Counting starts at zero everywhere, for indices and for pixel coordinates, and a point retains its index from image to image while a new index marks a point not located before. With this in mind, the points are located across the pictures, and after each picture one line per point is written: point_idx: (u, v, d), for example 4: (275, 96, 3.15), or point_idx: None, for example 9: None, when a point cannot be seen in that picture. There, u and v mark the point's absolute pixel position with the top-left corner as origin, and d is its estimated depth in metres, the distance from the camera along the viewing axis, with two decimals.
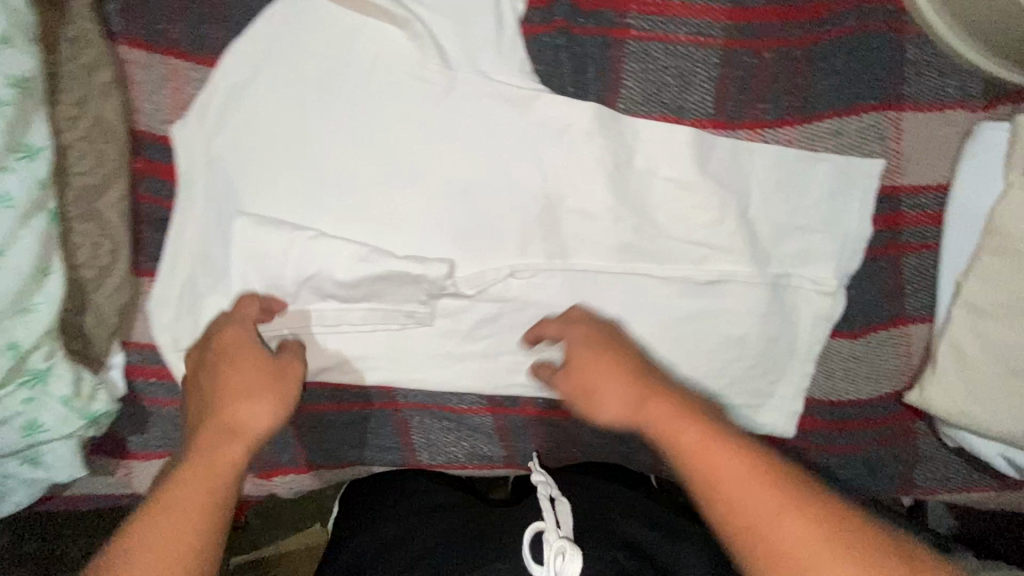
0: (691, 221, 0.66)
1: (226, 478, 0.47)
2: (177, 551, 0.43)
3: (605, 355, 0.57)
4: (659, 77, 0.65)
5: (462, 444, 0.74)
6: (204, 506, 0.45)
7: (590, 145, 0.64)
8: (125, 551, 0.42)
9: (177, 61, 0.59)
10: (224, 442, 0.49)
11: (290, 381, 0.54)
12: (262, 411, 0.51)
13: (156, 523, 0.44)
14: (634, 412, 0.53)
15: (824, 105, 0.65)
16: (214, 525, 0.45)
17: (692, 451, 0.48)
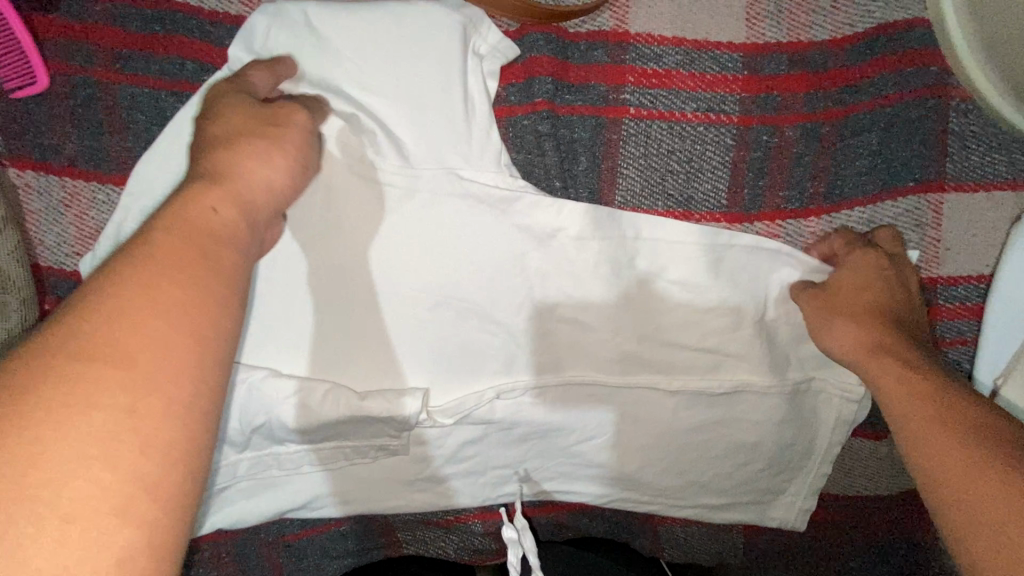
0: (701, 327, 0.57)
1: (216, 233, 0.35)
2: (179, 311, 0.31)
3: (844, 281, 0.53)
4: (663, 163, 0.55)
5: (452, 547, 0.69)
6: (209, 294, 0.33)
7: (582, 246, 0.55)
8: (109, 306, 0.30)
9: (77, 182, 0.49)
10: (207, 188, 0.38)
11: (299, 129, 0.44)
12: (261, 163, 0.41)
13: (159, 266, 0.32)
14: (868, 353, 0.50)
15: (855, 189, 0.56)
16: (227, 336, 0.33)
17: (881, 368, 0.49)
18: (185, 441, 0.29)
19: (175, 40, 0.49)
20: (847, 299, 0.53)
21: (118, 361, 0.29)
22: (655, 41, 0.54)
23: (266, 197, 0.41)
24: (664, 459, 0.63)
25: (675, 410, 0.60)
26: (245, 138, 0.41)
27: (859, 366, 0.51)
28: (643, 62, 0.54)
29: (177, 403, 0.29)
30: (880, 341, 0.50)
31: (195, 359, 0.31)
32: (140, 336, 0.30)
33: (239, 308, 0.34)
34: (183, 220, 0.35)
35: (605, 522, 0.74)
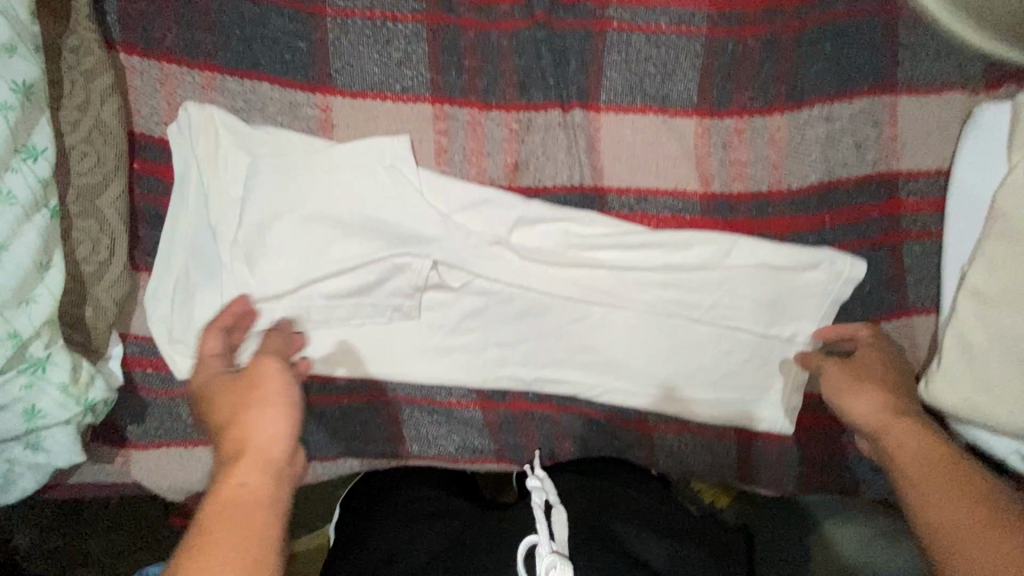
0: (674, 211, 0.66)
1: (252, 514, 0.43)
2: (217, 560, 0.40)
3: (857, 373, 0.61)
4: (642, 68, 0.64)
5: (453, 438, 0.73)
6: (251, 550, 0.41)
7: (572, 136, 0.65)
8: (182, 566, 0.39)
9: (170, 66, 0.62)
10: (224, 465, 0.46)
11: (279, 378, 0.51)
12: (255, 421, 0.49)
13: (200, 538, 0.41)
14: (883, 418, 0.57)
15: (814, 90, 0.64)
16: (260, 540, 0.41)
17: (895, 434, 0.55)
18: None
19: None
20: (862, 373, 0.61)
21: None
22: None
23: (279, 445, 0.48)
24: (651, 343, 0.69)
25: (658, 294, 0.66)
26: (248, 410, 0.49)
27: (874, 430, 0.57)
28: None
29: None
30: (897, 414, 0.56)
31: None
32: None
33: (262, 525, 0.42)
34: (217, 502, 0.43)
35: (599, 431, 0.74)
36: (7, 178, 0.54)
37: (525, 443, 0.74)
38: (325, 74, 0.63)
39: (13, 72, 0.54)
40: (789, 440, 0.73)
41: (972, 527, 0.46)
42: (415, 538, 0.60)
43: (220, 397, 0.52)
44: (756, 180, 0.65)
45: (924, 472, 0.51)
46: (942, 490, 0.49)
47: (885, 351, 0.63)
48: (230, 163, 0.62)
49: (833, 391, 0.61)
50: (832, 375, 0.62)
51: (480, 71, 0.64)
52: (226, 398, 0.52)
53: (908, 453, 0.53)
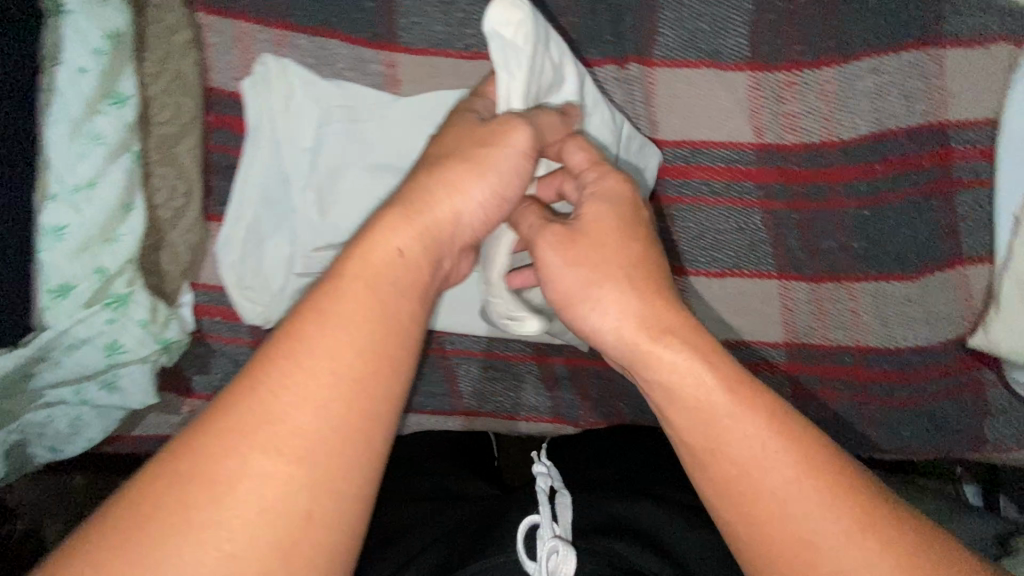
0: (727, 162, 0.68)
1: (400, 289, 0.41)
2: (342, 341, 0.38)
3: (590, 267, 0.48)
4: (695, 24, 0.66)
5: (508, 393, 0.74)
6: (381, 334, 0.39)
7: (626, 90, 0.67)
8: (307, 319, 0.38)
9: (244, 24, 0.64)
10: (397, 224, 0.42)
11: (515, 154, 0.47)
12: (454, 195, 0.45)
13: (346, 307, 0.39)
14: (652, 340, 0.45)
15: (861, 43, 0.66)
16: (394, 338, 0.39)
17: (683, 382, 0.44)
18: (346, 454, 0.37)
19: None
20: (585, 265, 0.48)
21: (292, 419, 0.36)
22: None
23: (451, 232, 0.45)
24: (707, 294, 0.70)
25: (713, 242, 0.69)
26: (450, 176, 0.46)
27: (644, 359, 0.46)
28: None
29: (352, 418, 0.37)
30: (656, 340, 0.45)
31: (362, 357, 0.38)
32: (275, 413, 0.36)
33: (402, 315, 0.40)
34: (369, 257, 0.41)
35: None
36: (95, 120, 0.56)
37: (578, 399, 0.74)
38: (392, 31, 0.66)
39: (103, 20, 0.56)
40: (849, 396, 0.71)
41: (766, 485, 0.42)
42: (422, 521, 0.59)
43: (434, 152, 0.48)
44: (807, 131, 0.67)
45: (688, 440, 0.44)
46: (741, 484, 0.42)
47: (612, 198, 0.50)
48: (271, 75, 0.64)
49: (576, 302, 0.48)
50: (557, 286, 0.49)
51: None
52: (445, 152, 0.48)
53: (690, 422, 0.44)
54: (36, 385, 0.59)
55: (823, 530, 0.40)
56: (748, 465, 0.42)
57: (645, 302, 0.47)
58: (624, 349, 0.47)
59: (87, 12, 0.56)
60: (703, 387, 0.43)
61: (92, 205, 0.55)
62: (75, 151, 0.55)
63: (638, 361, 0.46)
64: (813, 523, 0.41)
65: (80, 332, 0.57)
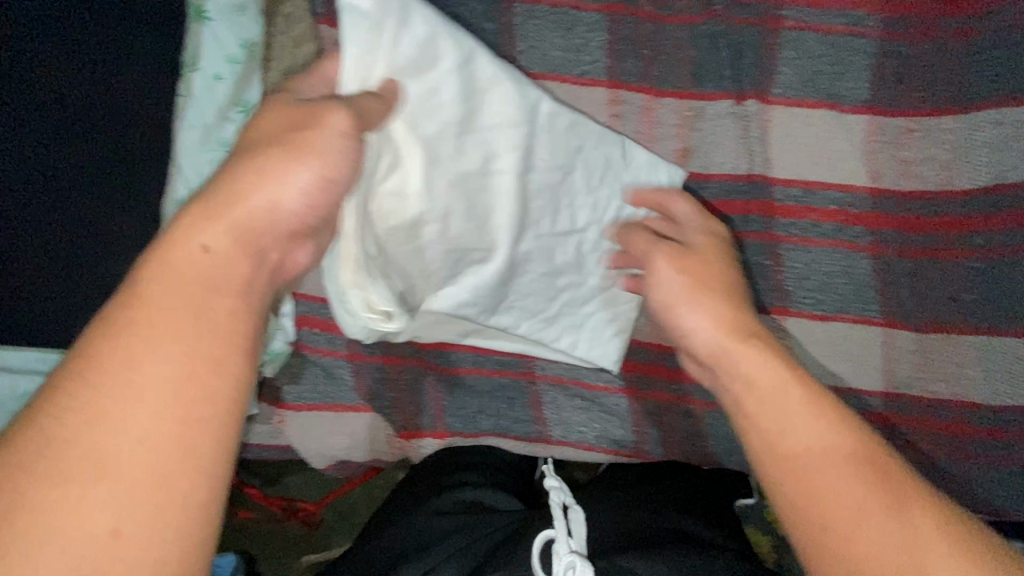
0: (840, 203, 0.67)
1: (202, 291, 0.36)
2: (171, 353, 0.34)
3: (693, 281, 0.55)
4: (815, 65, 0.66)
5: (594, 425, 0.72)
6: (200, 348, 0.35)
7: (741, 126, 0.67)
8: (93, 345, 0.34)
9: None
10: (204, 222, 0.38)
11: (334, 134, 0.43)
12: (268, 187, 0.40)
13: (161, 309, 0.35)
14: (734, 338, 0.50)
15: (988, 93, 0.64)
16: (231, 344, 0.36)
17: (757, 379, 0.48)
18: (198, 479, 0.34)
19: None
20: (703, 272, 0.56)
21: (90, 437, 0.32)
22: None
23: (267, 220, 0.40)
24: (807, 337, 0.68)
25: (820, 283, 0.67)
26: (260, 162, 0.41)
27: (727, 351, 0.50)
28: None
29: (168, 435, 0.33)
30: (743, 340, 0.50)
31: (167, 375, 0.34)
32: (97, 432, 0.32)
33: (226, 323, 0.36)
34: (166, 263, 0.36)
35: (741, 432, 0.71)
36: (222, 127, 0.56)
37: (665, 436, 0.72)
38: (510, 55, 0.66)
39: (241, 29, 0.57)
40: (948, 454, 0.67)
41: (841, 482, 0.42)
42: (445, 533, 0.61)
43: (238, 145, 0.43)
44: (924, 178, 0.66)
45: (759, 437, 0.46)
46: (812, 481, 0.42)
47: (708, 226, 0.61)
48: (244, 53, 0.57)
49: (677, 303, 0.55)
50: (660, 291, 0.56)
51: (655, 60, 0.67)
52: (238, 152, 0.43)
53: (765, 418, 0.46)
54: None
55: (902, 534, 0.40)
56: (821, 463, 0.43)
57: (728, 310, 0.53)
58: (712, 344, 0.52)
59: (226, 21, 0.56)
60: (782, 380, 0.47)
61: None
62: (207, 157, 0.56)
63: (721, 357, 0.51)
64: (893, 526, 0.40)
65: None
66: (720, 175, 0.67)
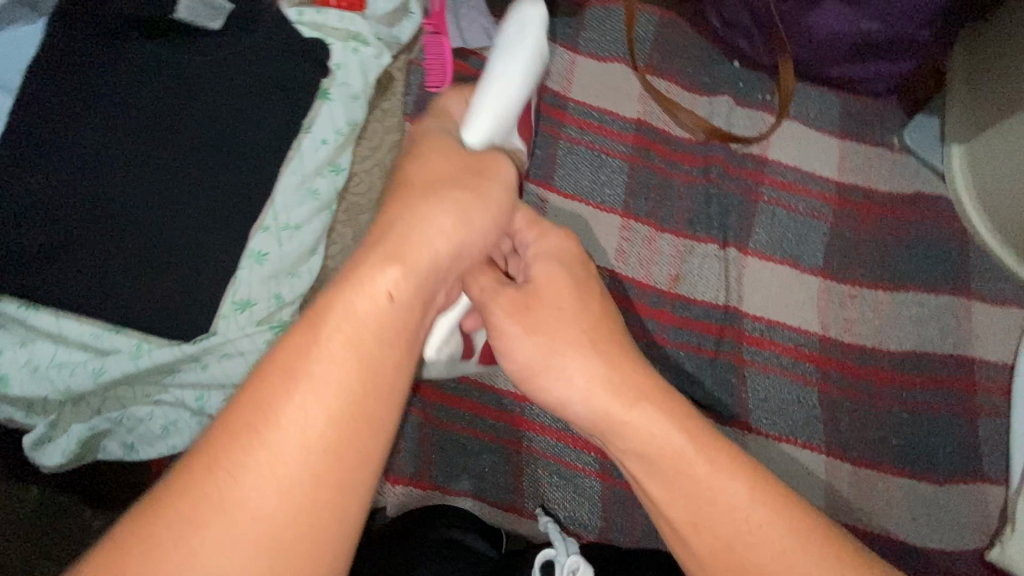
0: (796, 341, 0.80)
1: (385, 335, 0.43)
2: (344, 382, 0.40)
3: (540, 322, 0.53)
4: (783, 232, 0.84)
5: (566, 503, 0.76)
6: (370, 388, 0.41)
7: (723, 266, 0.82)
8: (285, 371, 0.40)
9: None
10: (387, 266, 0.44)
11: (495, 194, 0.52)
12: (444, 232, 0.47)
13: (346, 329, 0.42)
14: (623, 407, 0.49)
15: (909, 280, 0.83)
16: (380, 383, 0.42)
17: (661, 463, 0.48)
18: (339, 503, 0.38)
19: None
20: (550, 301, 0.54)
21: (269, 450, 0.37)
22: (785, 165, 0.87)
23: (436, 266, 0.47)
24: (765, 453, 0.77)
25: (776, 407, 0.78)
26: (421, 204, 0.48)
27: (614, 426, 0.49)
28: (775, 175, 0.87)
29: (323, 442, 0.38)
30: (628, 407, 0.49)
31: (340, 409, 0.39)
32: (265, 451, 0.37)
33: (388, 365, 0.42)
34: (356, 301, 0.42)
35: None
36: (316, 180, 0.69)
37: (629, 528, 0.77)
38: (550, 175, 0.83)
39: (351, 112, 0.72)
40: None
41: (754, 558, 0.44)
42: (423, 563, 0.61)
43: (408, 182, 0.51)
44: (863, 335, 0.81)
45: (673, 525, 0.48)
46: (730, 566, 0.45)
47: (560, 259, 0.56)
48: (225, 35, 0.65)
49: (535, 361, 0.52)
50: (518, 356, 0.53)
51: (661, 203, 0.84)
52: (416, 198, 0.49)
53: (683, 511, 0.47)
54: (174, 380, 0.65)
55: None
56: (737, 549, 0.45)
57: (604, 362, 0.50)
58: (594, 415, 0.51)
59: (341, 103, 0.71)
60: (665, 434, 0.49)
61: (292, 243, 0.67)
62: (295, 200, 0.68)
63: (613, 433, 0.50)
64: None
65: (240, 344, 0.64)
66: (703, 299, 0.81)
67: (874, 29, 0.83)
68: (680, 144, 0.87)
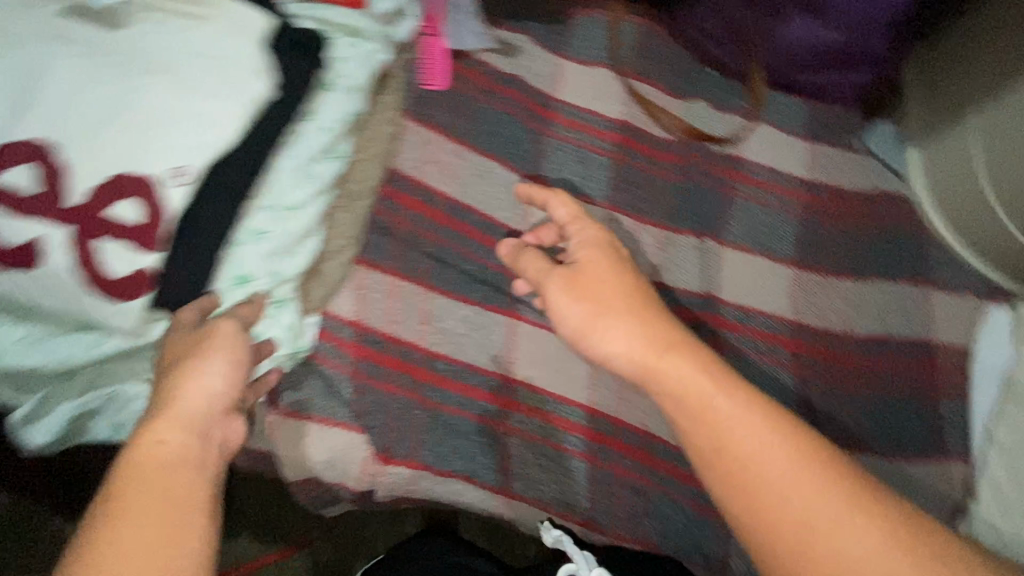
0: (769, 325, 0.85)
1: (184, 474, 0.51)
2: (148, 519, 0.47)
3: (572, 292, 0.63)
4: (757, 226, 0.89)
5: (554, 485, 0.78)
6: (176, 510, 0.49)
7: (700, 257, 0.87)
8: (107, 526, 0.46)
9: (433, 132, 0.84)
10: (163, 423, 0.53)
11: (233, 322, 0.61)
12: (205, 365, 0.57)
13: (139, 480, 0.49)
14: (657, 355, 0.58)
15: (873, 272, 0.89)
16: (181, 490, 0.50)
17: (708, 421, 0.55)
18: None
19: (508, 91, 0.90)
20: (591, 275, 0.64)
21: None
22: (757, 164, 0.93)
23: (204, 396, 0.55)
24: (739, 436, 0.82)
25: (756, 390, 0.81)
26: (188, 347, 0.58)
27: (653, 371, 0.58)
28: (748, 173, 0.92)
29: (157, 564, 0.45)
30: (705, 367, 0.57)
31: (159, 537, 0.47)
32: None
33: (165, 476, 0.50)
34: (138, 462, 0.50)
35: (683, 516, 0.80)
36: (318, 164, 0.71)
37: (615, 509, 0.79)
38: (537, 170, 0.88)
39: (352, 103, 0.75)
40: None
41: (813, 510, 0.50)
42: None
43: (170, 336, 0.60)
44: (832, 321, 0.86)
45: (723, 483, 0.53)
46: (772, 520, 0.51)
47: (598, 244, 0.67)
48: (254, 28, 0.65)
49: (591, 328, 0.61)
50: (570, 321, 0.63)
51: (645, 197, 0.89)
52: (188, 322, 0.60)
53: (739, 466, 0.52)
54: None
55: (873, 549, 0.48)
56: (783, 491, 0.51)
57: (643, 327, 0.60)
58: (637, 367, 0.59)
59: (343, 93, 0.73)
60: (705, 394, 0.55)
61: (291, 224, 0.68)
62: (293, 182, 0.68)
63: (650, 373, 0.58)
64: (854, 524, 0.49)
65: None
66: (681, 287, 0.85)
67: (837, 38, 0.93)
68: (660, 144, 0.92)
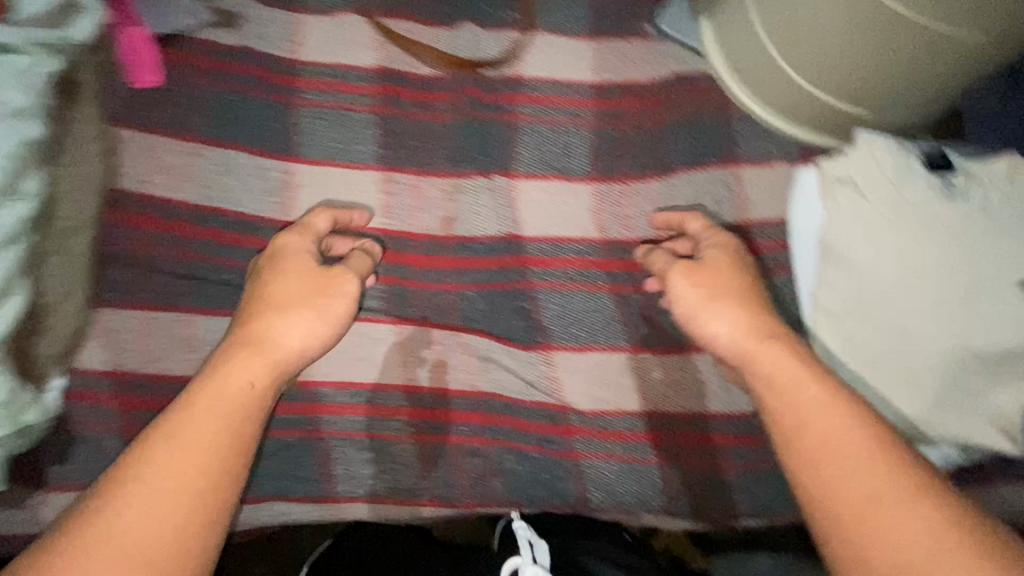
0: (571, 251, 0.80)
1: (253, 413, 0.55)
2: (185, 452, 0.51)
3: (707, 289, 0.66)
4: (548, 147, 0.82)
5: (385, 476, 0.74)
6: (230, 457, 0.52)
7: (492, 196, 0.80)
8: (150, 446, 0.50)
9: (156, 136, 0.75)
10: (248, 358, 0.58)
11: (343, 299, 0.65)
12: (306, 331, 0.62)
13: (196, 402, 0.53)
14: (758, 340, 0.61)
15: (678, 164, 0.83)
16: (236, 442, 0.53)
17: (787, 402, 0.57)
18: (194, 549, 0.48)
19: (235, 64, 0.79)
20: (728, 275, 0.67)
21: (131, 513, 0.47)
22: (538, 79, 0.85)
23: (292, 356, 0.61)
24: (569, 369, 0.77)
25: (570, 322, 0.79)
26: (277, 315, 0.62)
27: (748, 356, 0.61)
28: (529, 91, 0.84)
29: (188, 509, 0.49)
30: (760, 341, 0.61)
31: (193, 483, 0.50)
32: (123, 519, 0.47)
33: (246, 432, 0.54)
34: (217, 386, 0.55)
35: (530, 464, 0.77)
36: None
37: (457, 479, 0.75)
38: (291, 146, 0.78)
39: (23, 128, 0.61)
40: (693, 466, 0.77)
41: (851, 476, 0.50)
42: None
43: (251, 329, 0.61)
44: (642, 227, 0.81)
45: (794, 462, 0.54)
46: (826, 485, 0.51)
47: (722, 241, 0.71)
48: None
49: (697, 310, 0.66)
50: (682, 301, 0.67)
51: (420, 146, 0.81)
52: (285, 290, 0.64)
53: (810, 448, 0.53)
54: None
55: (910, 515, 0.47)
56: (837, 458, 0.51)
57: (744, 311, 0.64)
58: (735, 349, 0.63)
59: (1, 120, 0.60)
60: (799, 380, 0.57)
61: None
62: None
63: (745, 357, 0.61)
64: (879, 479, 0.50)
65: None
66: (469, 238, 0.79)
67: None
68: (426, 84, 0.83)
